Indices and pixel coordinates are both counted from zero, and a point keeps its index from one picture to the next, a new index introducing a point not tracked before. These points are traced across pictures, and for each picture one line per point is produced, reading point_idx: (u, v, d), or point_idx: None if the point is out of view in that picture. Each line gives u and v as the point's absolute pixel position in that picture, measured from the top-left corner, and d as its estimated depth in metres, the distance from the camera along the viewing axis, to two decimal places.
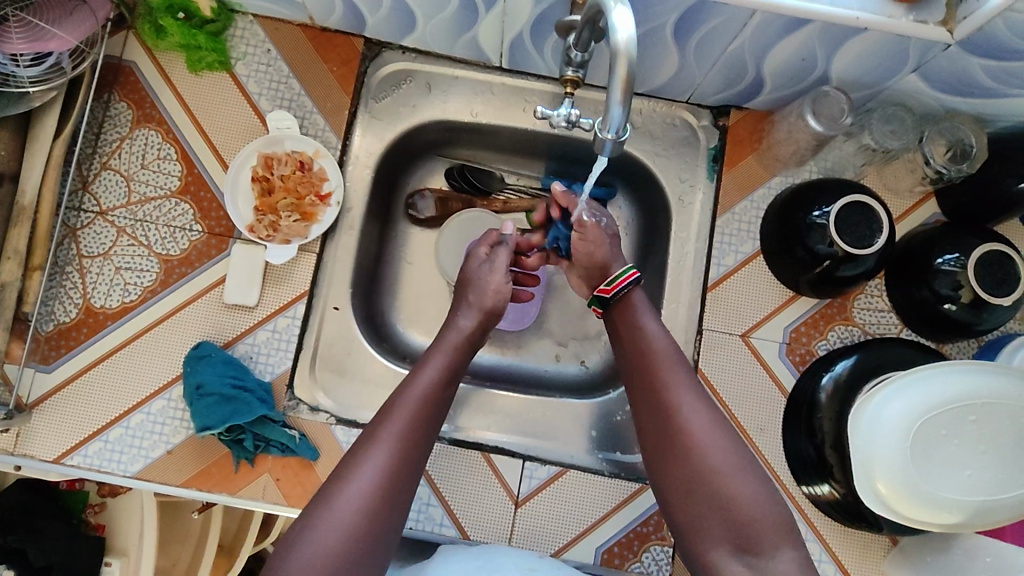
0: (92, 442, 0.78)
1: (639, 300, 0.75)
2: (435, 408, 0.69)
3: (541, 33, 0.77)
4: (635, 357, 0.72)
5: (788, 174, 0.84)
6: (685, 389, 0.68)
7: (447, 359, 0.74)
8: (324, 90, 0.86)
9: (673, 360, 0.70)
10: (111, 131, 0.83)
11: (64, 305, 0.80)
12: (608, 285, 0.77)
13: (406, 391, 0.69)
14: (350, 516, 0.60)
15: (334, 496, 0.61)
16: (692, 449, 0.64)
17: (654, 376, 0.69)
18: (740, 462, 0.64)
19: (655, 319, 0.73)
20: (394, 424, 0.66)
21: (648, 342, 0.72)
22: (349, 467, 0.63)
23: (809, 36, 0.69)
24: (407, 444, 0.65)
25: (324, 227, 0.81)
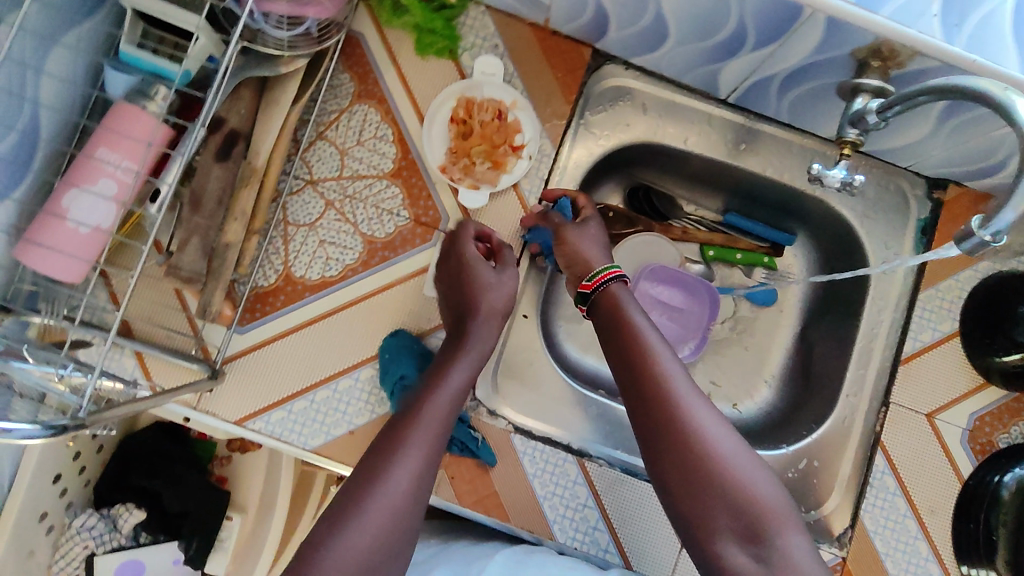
0: (275, 410, 0.78)
1: (623, 295, 0.70)
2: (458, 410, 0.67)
3: (794, 82, 0.75)
4: (617, 353, 0.66)
5: (997, 260, 0.83)
6: (683, 386, 0.63)
7: (475, 362, 0.70)
8: (546, 95, 0.84)
9: (655, 352, 0.65)
10: (331, 102, 0.82)
11: (265, 269, 0.80)
12: (587, 280, 0.72)
13: (434, 397, 0.66)
14: (387, 515, 0.59)
15: (359, 504, 0.59)
16: (704, 449, 0.59)
17: (642, 373, 0.64)
18: (745, 458, 0.60)
19: (643, 312, 0.68)
20: (424, 432, 0.63)
21: (643, 338, 0.66)
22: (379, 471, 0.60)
23: None
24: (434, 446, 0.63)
25: (515, 176, 0.81)
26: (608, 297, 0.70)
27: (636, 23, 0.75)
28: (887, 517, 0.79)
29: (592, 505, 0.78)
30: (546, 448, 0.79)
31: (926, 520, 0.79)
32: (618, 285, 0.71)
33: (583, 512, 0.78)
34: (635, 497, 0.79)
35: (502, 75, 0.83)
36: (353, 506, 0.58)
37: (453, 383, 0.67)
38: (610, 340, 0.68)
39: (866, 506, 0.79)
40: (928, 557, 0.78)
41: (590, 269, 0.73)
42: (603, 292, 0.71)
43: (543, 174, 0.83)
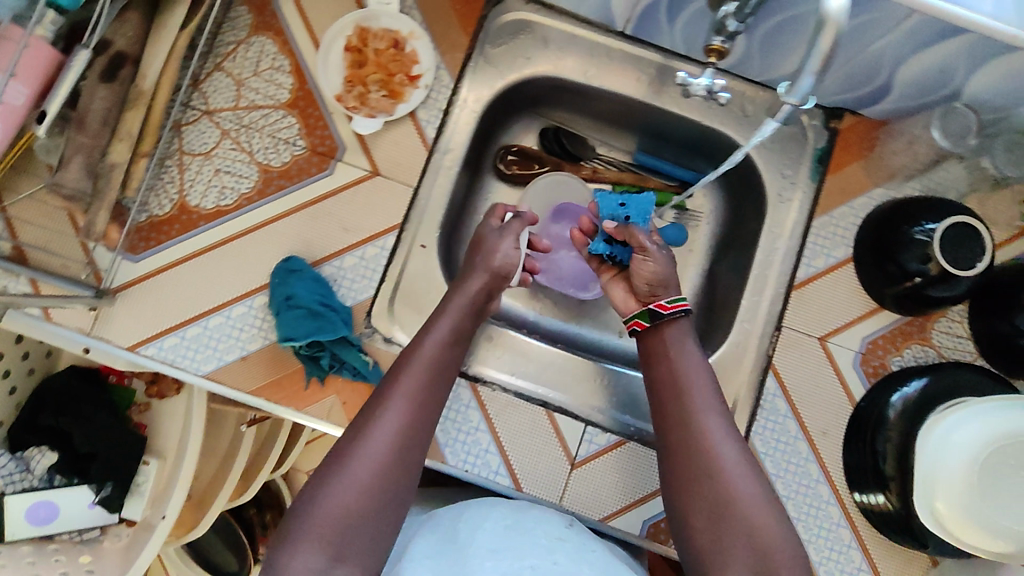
0: (168, 336, 0.79)
1: (684, 334, 0.74)
2: (443, 374, 0.71)
3: (680, 4, 0.76)
4: (662, 380, 0.72)
5: (890, 188, 0.83)
6: (715, 419, 0.68)
7: (457, 320, 0.75)
8: (444, 27, 0.85)
9: (697, 385, 0.70)
10: (229, 34, 0.83)
11: (159, 198, 0.80)
12: (666, 303, 0.76)
13: (415, 352, 0.71)
14: (366, 468, 0.63)
15: (351, 454, 0.64)
16: (721, 477, 0.65)
17: (682, 402, 0.69)
18: (761, 495, 0.64)
19: (696, 351, 0.73)
20: (404, 385, 0.68)
21: (684, 371, 0.71)
22: (366, 423, 0.66)
23: (956, 47, 0.68)
24: (417, 403, 0.67)
25: (411, 105, 0.82)
26: (666, 329, 0.75)
27: None
28: (778, 439, 0.80)
29: (484, 429, 0.79)
30: None
31: (817, 442, 0.81)
32: (686, 319, 0.76)
33: (474, 436, 0.79)
34: (528, 420, 0.80)
35: (396, 4, 0.83)
36: (341, 454, 0.64)
37: (432, 337, 0.72)
38: (656, 367, 0.73)
39: (758, 427, 0.80)
40: (819, 479, 0.80)
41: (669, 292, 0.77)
42: (672, 319, 0.75)
43: (441, 105, 0.84)
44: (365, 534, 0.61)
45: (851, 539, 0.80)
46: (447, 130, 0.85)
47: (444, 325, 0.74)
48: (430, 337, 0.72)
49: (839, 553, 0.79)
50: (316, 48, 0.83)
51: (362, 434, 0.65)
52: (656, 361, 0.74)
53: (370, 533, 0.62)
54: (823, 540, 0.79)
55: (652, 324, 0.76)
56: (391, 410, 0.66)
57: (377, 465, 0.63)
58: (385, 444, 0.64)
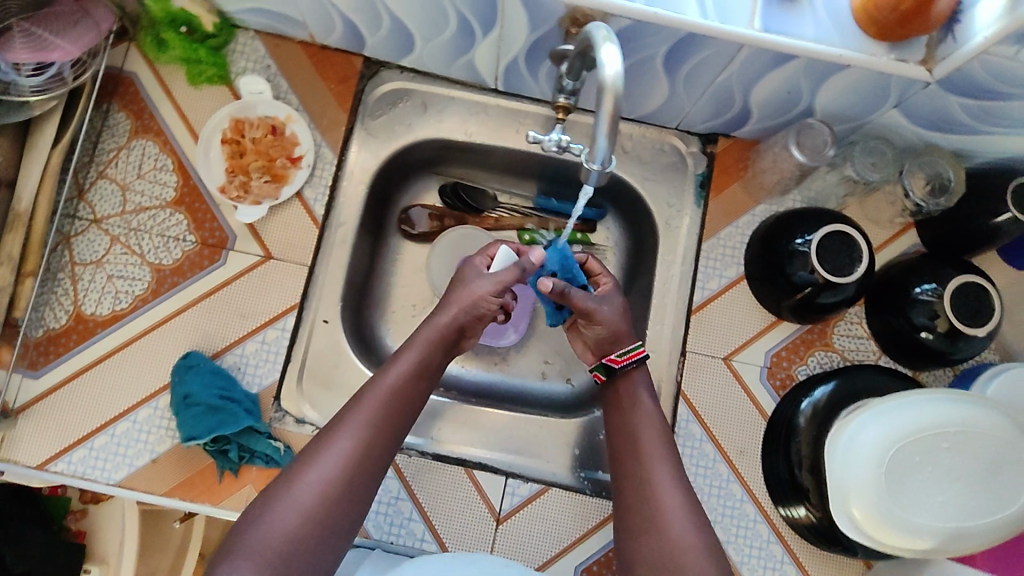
0: (76, 449, 0.78)
1: (641, 383, 0.75)
2: (405, 406, 0.69)
3: (536, 59, 0.78)
4: (619, 429, 0.73)
5: (772, 202, 0.86)
6: (663, 467, 0.68)
7: (424, 352, 0.73)
8: (322, 106, 0.87)
9: (648, 432, 0.71)
10: (109, 141, 0.84)
11: (54, 311, 0.80)
12: (619, 355, 0.75)
13: (380, 381, 0.69)
14: (309, 500, 0.62)
15: (298, 477, 0.63)
16: (663, 527, 0.64)
17: (634, 448, 0.71)
18: (702, 542, 0.63)
19: (651, 400, 0.74)
20: (360, 415, 0.67)
21: (637, 417, 0.72)
22: (319, 447, 0.65)
23: (794, 71, 0.70)
24: (372, 436, 0.66)
25: (295, 187, 0.83)
26: (623, 376, 0.75)
27: (381, 24, 0.79)
28: (697, 463, 0.81)
29: (405, 497, 0.79)
30: None
31: (736, 462, 0.82)
32: (638, 369, 0.75)
33: (396, 505, 0.78)
34: (448, 482, 0.80)
35: (269, 90, 0.85)
36: (289, 478, 0.63)
37: (395, 364, 0.71)
38: (612, 414, 0.75)
39: None
40: (744, 499, 0.81)
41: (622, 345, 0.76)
42: (628, 371, 0.75)
43: (327, 182, 0.86)
44: (298, 566, 0.59)
45: (782, 554, 0.80)
46: (336, 204, 0.86)
47: (413, 356, 0.72)
48: (395, 367, 0.71)
49: (773, 570, 0.79)
50: (196, 141, 0.84)
51: (312, 461, 0.64)
52: (615, 411, 0.74)
53: (302, 567, 0.60)
54: (755, 559, 0.80)
55: (608, 376, 0.76)
56: (344, 441, 0.65)
57: (322, 495, 0.62)
58: (333, 475, 0.63)
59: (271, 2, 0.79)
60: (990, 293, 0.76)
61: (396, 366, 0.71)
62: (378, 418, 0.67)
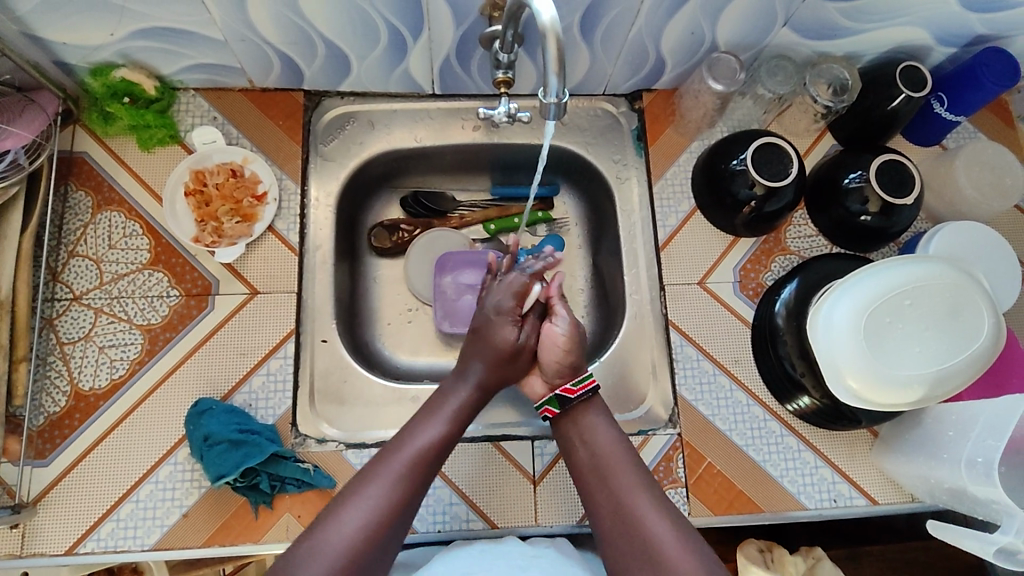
0: (102, 524, 0.77)
1: (595, 414, 0.78)
2: (437, 457, 0.74)
3: (466, 52, 0.85)
4: (584, 469, 0.75)
5: (703, 136, 0.95)
6: (641, 493, 0.72)
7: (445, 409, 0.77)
8: (275, 143, 0.91)
9: (616, 466, 0.74)
10: (73, 220, 0.86)
11: (52, 395, 0.80)
12: (574, 385, 0.78)
13: (402, 430, 0.74)
14: (347, 532, 0.66)
15: (328, 525, 0.67)
16: (659, 552, 0.68)
17: (608, 486, 0.73)
18: (698, 564, 0.67)
19: (608, 430, 0.77)
20: (392, 455, 0.72)
21: (605, 457, 0.75)
22: (354, 489, 0.70)
23: (692, 11, 0.79)
24: (405, 464, 0.71)
25: (265, 222, 0.86)
26: (575, 416, 0.78)
27: (315, 52, 0.84)
28: (700, 382, 0.86)
29: (441, 484, 0.81)
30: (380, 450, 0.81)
31: (734, 371, 0.88)
32: (593, 400, 0.79)
33: (435, 493, 0.80)
34: (478, 461, 0.82)
35: (222, 138, 0.89)
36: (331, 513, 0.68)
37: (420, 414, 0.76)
38: (577, 461, 0.76)
39: (680, 378, 0.86)
40: (751, 403, 0.86)
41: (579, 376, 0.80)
42: (583, 401, 0.78)
43: (295, 211, 0.89)
44: None
45: (798, 444, 0.85)
46: (308, 230, 0.90)
47: (446, 417, 0.76)
48: (427, 419, 0.76)
49: (793, 460, 0.85)
50: (159, 201, 0.87)
51: (348, 502, 0.69)
52: (575, 454, 0.77)
53: None
54: (776, 455, 0.85)
55: (563, 410, 0.78)
56: (374, 486, 0.69)
57: (361, 533, 0.66)
58: (370, 514, 0.68)
59: (209, 54, 0.84)
60: (906, 165, 0.85)
61: (429, 420, 0.76)
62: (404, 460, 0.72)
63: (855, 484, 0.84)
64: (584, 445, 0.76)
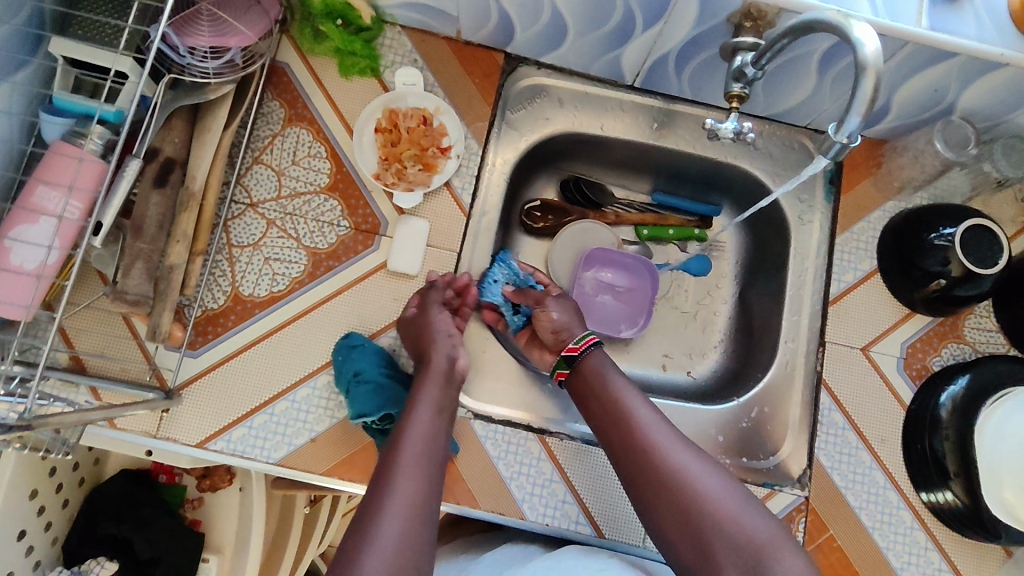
0: (235, 428, 0.79)
1: (604, 363, 0.79)
2: (437, 437, 0.71)
3: (689, 54, 0.82)
4: (602, 413, 0.75)
5: (901, 199, 0.89)
6: (663, 432, 0.71)
7: (438, 393, 0.74)
8: (467, 99, 0.90)
9: (630, 407, 0.74)
10: (264, 128, 0.87)
11: (213, 292, 0.82)
12: (575, 343, 0.81)
13: (409, 423, 0.70)
14: (397, 529, 0.62)
15: (369, 530, 0.62)
16: (686, 486, 0.67)
17: (624, 429, 0.72)
18: (722, 490, 0.67)
19: (621, 377, 0.77)
20: (410, 448, 0.68)
21: (622, 402, 0.74)
22: (385, 482, 0.65)
23: (949, 69, 0.74)
24: (423, 461, 0.67)
25: (446, 176, 0.86)
26: (582, 367, 0.79)
27: (538, 19, 0.82)
28: (840, 451, 0.83)
29: (558, 479, 0.80)
30: (506, 429, 0.81)
31: (878, 450, 0.84)
32: (596, 351, 0.80)
33: (550, 487, 0.80)
34: (599, 467, 0.81)
35: (422, 83, 0.88)
36: (372, 506, 0.63)
37: (419, 411, 0.71)
38: (592, 409, 0.76)
39: (820, 443, 0.83)
40: (887, 485, 0.83)
41: (573, 335, 0.83)
42: (586, 355, 0.80)
43: (473, 171, 0.88)
44: None
45: (926, 540, 0.82)
46: (480, 193, 0.89)
47: (436, 398, 0.73)
48: (418, 406, 0.72)
49: (917, 557, 0.81)
50: (349, 133, 0.87)
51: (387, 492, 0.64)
52: (591, 400, 0.77)
53: None
54: (901, 545, 0.81)
55: (572, 369, 0.80)
56: (407, 476, 0.66)
57: (408, 524, 0.63)
58: (408, 506, 0.64)
59: None
60: None
61: (422, 408, 0.72)
62: (424, 458, 0.68)
63: None
64: (600, 393, 0.76)
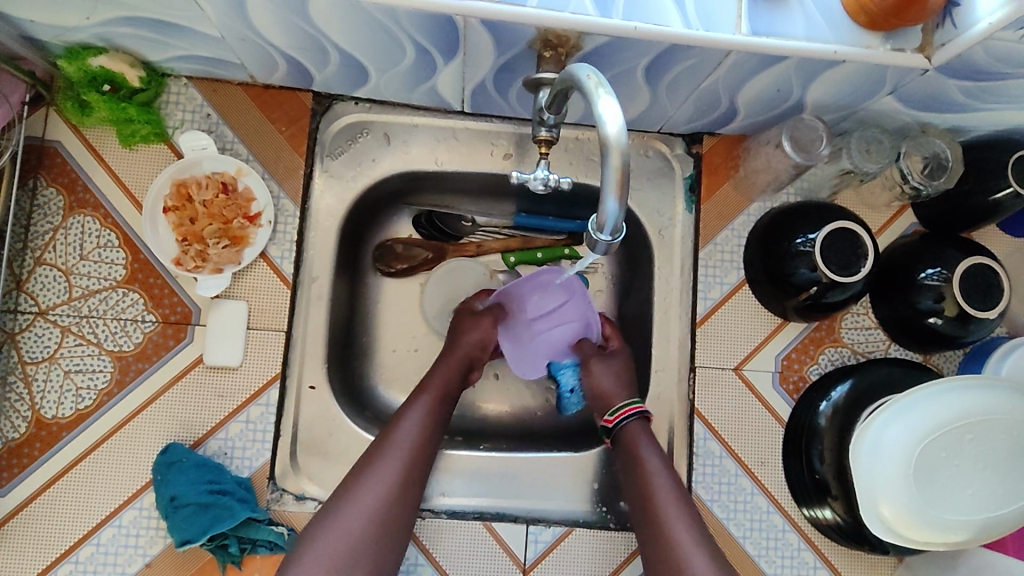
0: (61, 564, 0.72)
1: (640, 437, 0.73)
2: (424, 454, 0.71)
3: (506, 80, 0.72)
4: (632, 492, 0.70)
5: (765, 199, 0.83)
6: (684, 527, 0.66)
7: (433, 406, 0.74)
8: (275, 153, 0.79)
9: (660, 496, 0.68)
10: (42, 222, 0.75)
11: (11, 420, 0.73)
12: (610, 415, 0.75)
13: (397, 435, 0.70)
14: (341, 543, 0.63)
15: (318, 533, 0.63)
16: None
17: (650, 518, 0.68)
18: None
19: (657, 455, 0.71)
20: (390, 460, 0.68)
21: (649, 479, 0.69)
22: (353, 490, 0.66)
23: (785, 70, 0.65)
24: (403, 478, 0.68)
25: (257, 248, 0.76)
26: (623, 434, 0.74)
27: (328, 60, 0.71)
28: (719, 481, 0.80)
29: (424, 562, 0.75)
30: None
31: (758, 473, 0.81)
32: (637, 423, 0.74)
33: (416, 572, 0.75)
34: (467, 541, 0.76)
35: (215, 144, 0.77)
36: (325, 516, 0.64)
37: (411, 420, 0.72)
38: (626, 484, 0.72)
39: (697, 476, 0.80)
40: (770, 509, 0.80)
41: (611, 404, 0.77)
42: (625, 428, 0.74)
43: (292, 236, 0.79)
44: None
45: (814, 559, 0.80)
46: (305, 259, 0.79)
47: (428, 409, 0.73)
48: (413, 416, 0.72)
49: None
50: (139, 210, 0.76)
51: (352, 497, 0.65)
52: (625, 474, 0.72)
53: None
54: (789, 569, 0.79)
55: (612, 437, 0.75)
56: (374, 491, 0.66)
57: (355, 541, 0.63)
58: (362, 523, 0.64)
59: (202, 48, 0.70)
60: (997, 273, 0.74)
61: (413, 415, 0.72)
62: (404, 473, 0.68)
63: None
64: (632, 468, 0.71)
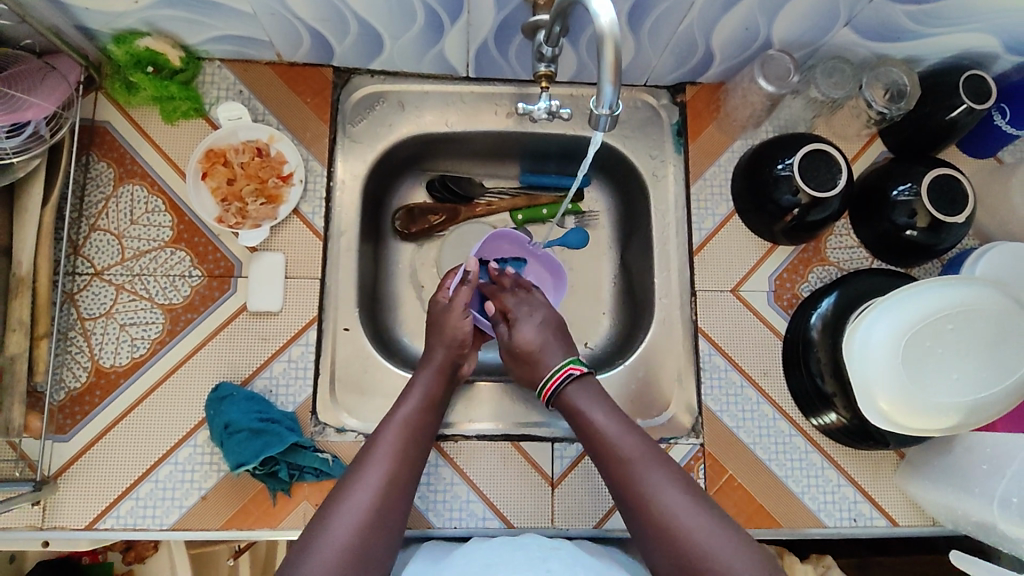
0: (123, 501, 0.77)
1: (583, 389, 0.77)
2: (419, 439, 0.74)
3: (505, 37, 0.81)
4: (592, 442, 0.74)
5: (747, 136, 0.91)
6: (655, 470, 0.71)
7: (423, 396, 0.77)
8: (301, 121, 0.88)
9: (620, 440, 0.73)
10: (95, 192, 0.83)
11: (73, 370, 0.80)
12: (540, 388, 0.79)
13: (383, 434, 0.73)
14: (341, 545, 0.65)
15: (319, 538, 0.65)
16: (678, 530, 0.67)
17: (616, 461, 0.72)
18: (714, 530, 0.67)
19: (600, 406, 0.75)
20: (378, 464, 0.70)
21: (594, 420, 0.74)
22: (345, 492, 0.69)
23: (750, 6, 0.74)
24: (394, 473, 0.71)
25: (291, 205, 0.84)
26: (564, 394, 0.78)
27: (348, 30, 0.80)
28: (727, 393, 0.86)
29: (459, 481, 0.81)
30: None
31: (762, 383, 0.87)
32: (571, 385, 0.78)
33: (453, 490, 0.80)
34: (495, 460, 0.81)
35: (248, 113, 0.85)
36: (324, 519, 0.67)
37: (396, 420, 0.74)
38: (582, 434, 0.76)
39: (706, 389, 0.87)
40: (775, 417, 0.86)
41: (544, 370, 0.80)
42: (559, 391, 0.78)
43: (321, 194, 0.87)
44: None
45: (821, 461, 0.85)
46: (334, 214, 0.87)
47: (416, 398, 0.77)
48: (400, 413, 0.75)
49: (815, 477, 0.85)
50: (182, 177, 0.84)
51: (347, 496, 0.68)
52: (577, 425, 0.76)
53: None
54: (799, 471, 0.85)
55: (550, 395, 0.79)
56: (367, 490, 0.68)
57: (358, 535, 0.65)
58: (362, 518, 0.67)
59: (237, 26, 0.80)
60: (960, 182, 0.81)
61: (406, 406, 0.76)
62: (395, 466, 0.71)
63: (877, 505, 0.84)
64: (582, 422, 0.75)
